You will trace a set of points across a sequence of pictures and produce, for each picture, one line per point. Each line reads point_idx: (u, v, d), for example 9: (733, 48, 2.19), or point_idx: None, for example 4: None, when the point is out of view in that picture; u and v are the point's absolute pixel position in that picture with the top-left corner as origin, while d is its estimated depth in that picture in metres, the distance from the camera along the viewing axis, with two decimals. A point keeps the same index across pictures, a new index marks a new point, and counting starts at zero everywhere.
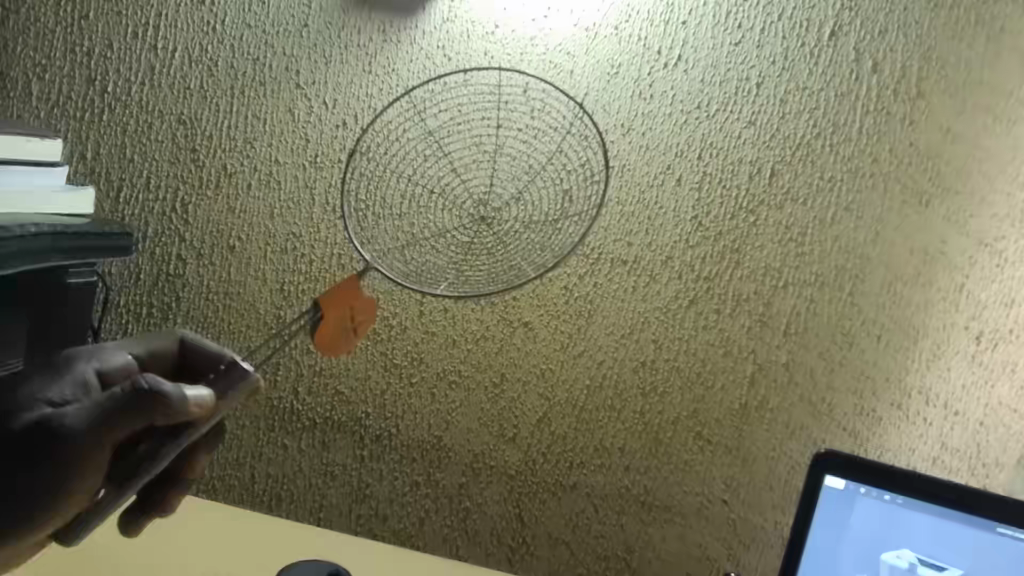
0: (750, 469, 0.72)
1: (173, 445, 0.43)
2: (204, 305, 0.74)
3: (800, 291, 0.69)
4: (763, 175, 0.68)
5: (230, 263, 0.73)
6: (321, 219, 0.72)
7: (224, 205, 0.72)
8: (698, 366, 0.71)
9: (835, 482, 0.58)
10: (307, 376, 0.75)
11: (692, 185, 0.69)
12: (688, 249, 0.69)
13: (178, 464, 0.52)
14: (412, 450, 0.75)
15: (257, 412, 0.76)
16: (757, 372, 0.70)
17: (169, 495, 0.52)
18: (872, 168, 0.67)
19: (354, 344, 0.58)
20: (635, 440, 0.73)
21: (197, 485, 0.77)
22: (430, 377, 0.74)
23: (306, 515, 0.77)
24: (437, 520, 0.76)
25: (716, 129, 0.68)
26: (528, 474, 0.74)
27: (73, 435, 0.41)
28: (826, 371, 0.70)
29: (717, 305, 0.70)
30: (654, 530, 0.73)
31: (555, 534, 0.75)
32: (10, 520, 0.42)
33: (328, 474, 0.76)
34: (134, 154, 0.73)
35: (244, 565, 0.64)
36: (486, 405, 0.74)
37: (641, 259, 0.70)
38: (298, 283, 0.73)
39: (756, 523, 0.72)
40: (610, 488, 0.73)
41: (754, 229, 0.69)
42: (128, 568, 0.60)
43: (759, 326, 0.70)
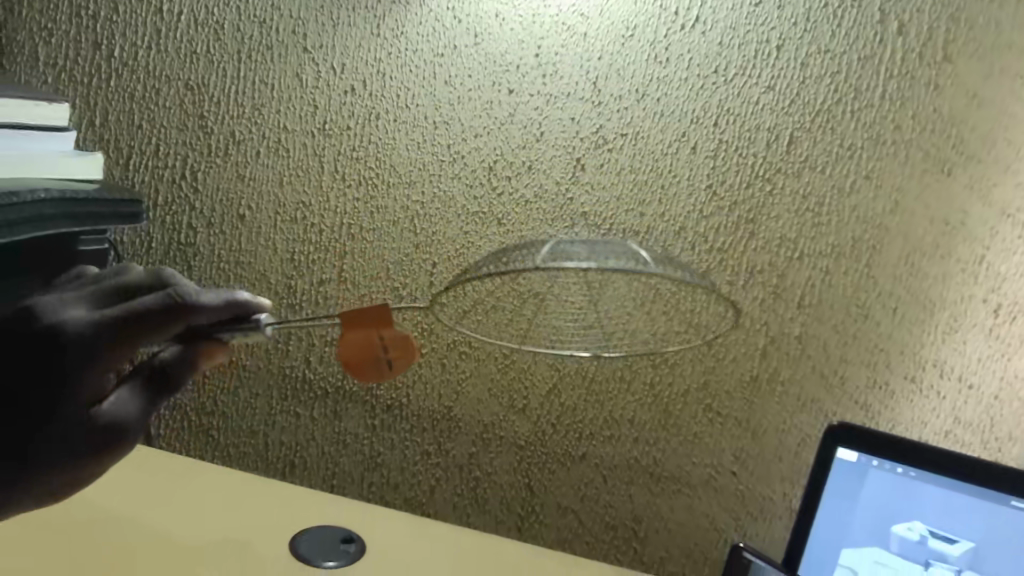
0: (759, 441, 0.72)
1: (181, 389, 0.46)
2: (216, 274, 0.74)
3: (815, 262, 0.68)
4: (781, 142, 0.66)
5: (241, 232, 0.73)
6: (330, 187, 0.71)
7: (233, 173, 0.72)
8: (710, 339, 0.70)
9: (846, 453, 0.59)
10: (319, 346, 0.75)
11: (707, 153, 0.67)
12: (702, 218, 0.68)
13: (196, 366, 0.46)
14: (422, 420, 0.76)
15: (270, 380, 0.76)
16: (770, 345, 0.70)
17: (194, 372, 0.46)
18: (893, 136, 0.66)
19: (379, 373, 0.54)
20: (645, 411, 0.73)
21: (213, 451, 0.79)
22: (441, 347, 0.74)
23: (319, 482, 0.78)
24: (447, 488, 0.77)
25: (734, 94, 0.66)
26: (538, 445, 0.75)
27: (96, 443, 0.41)
28: (839, 344, 0.69)
29: (731, 278, 0.69)
30: (662, 501, 0.74)
31: (564, 503, 0.75)
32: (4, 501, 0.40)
33: (341, 442, 0.77)
34: (142, 120, 0.72)
35: (258, 529, 0.65)
36: (496, 375, 0.74)
37: (653, 229, 0.69)
38: (308, 253, 0.72)
39: (764, 494, 0.72)
40: (619, 458, 0.74)
41: (770, 199, 0.67)
42: (137, 531, 0.62)
43: (773, 299, 0.69)
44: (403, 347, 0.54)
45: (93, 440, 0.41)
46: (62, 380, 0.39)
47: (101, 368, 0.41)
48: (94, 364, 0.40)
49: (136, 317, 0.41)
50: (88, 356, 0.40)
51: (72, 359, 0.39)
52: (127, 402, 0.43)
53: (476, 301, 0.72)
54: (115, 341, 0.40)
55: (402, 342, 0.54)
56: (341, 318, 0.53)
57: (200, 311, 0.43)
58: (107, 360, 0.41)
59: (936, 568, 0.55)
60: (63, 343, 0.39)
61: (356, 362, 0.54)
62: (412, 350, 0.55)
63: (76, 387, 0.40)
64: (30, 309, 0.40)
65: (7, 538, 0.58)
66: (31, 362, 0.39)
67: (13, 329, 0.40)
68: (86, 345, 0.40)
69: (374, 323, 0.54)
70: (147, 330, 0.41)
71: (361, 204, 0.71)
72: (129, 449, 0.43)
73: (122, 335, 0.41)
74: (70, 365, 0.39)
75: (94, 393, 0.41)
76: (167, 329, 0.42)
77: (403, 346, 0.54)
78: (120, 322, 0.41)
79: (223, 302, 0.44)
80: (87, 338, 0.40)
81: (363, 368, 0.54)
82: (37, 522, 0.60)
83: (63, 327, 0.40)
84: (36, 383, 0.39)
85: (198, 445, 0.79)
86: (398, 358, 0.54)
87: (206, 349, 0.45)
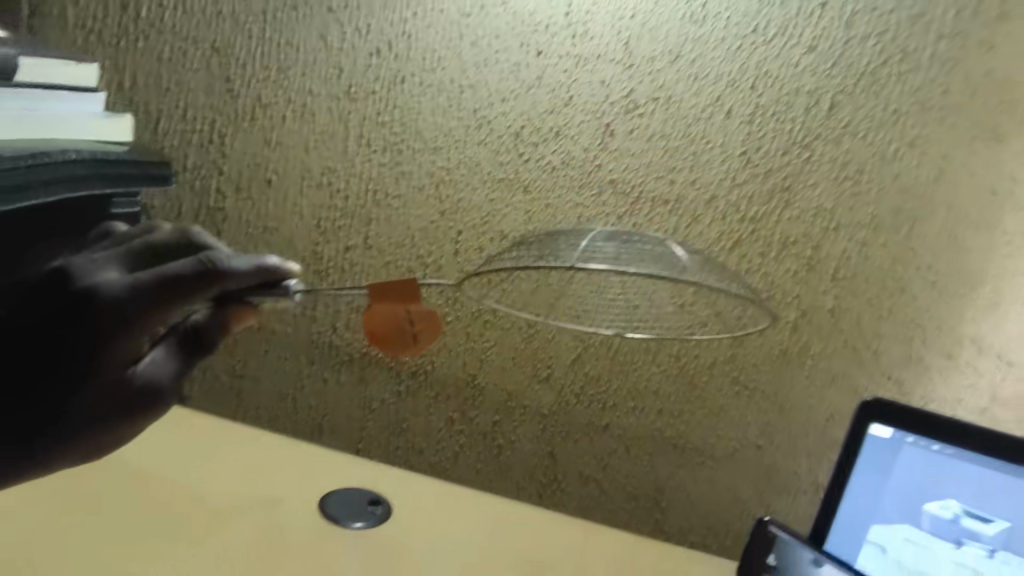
0: (786, 416, 0.71)
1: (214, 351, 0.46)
2: (244, 239, 0.74)
3: (852, 234, 0.66)
4: (821, 107, 0.64)
5: (268, 197, 0.73)
6: (355, 153, 0.71)
7: (260, 137, 0.72)
8: (739, 313, 0.68)
9: (879, 429, 0.59)
10: (345, 313, 0.76)
11: (743, 118, 0.65)
12: (735, 186, 0.66)
13: (227, 328, 0.46)
14: (447, 387, 0.76)
15: (298, 345, 0.78)
16: (801, 318, 0.68)
17: (225, 334, 0.46)
18: (941, 100, 0.62)
19: (403, 344, 0.56)
20: (670, 383, 0.72)
21: (242, 414, 0.80)
22: (466, 316, 0.74)
23: (346, 446, 0.79)
24: (470, 455, 0.78)
25: (773, 55, 0.64)
26: (561, 414, 0.75)
27: (130, 406, 0.43)
28: (874, 318, 0.67)
29: (763, 249, 0.67)
30: (685, 473, 0.74)
31: (586, 472, 0.76)
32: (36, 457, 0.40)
33: (367, 407, 0.78)
34: (170, 83, 0.72)
35: (288, 489, 0.67)
36: (520, 344, 0.74)
37: (684, 197, 0.67)
38: (334, 219, 0.72)
39: (788, 469, 0.72)
40: (641, 430, 0.74)
41: (807, 166, 0.65)
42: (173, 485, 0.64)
43: (806, 271, 0.67)
44: (429, 320, 0.56)
45: (127, 404, 0.42)
46: (98, 349, 0.40)
47: (136, 333, 0.40)
48: (129, 329, 0.39)
49: (169, 282, 0.40)
50: (122, 321, 0.39)
51: (107, 327, 0.39)
52: (161, 366, 0.44)
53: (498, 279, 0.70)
54: (149, 308, 0.40)
55: (430, 316, 0.56)
56: (369, 288, 0.52)
57: (231, 277, 0.42)
58: (141, 327, 0.40)
59: (969, 547, 0.54)
60: (98, 310, 0.39)
61: (381, 333, 0.55)
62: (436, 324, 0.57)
63: (109, 353, 0.40)
64: (62, 273, 0.39)
65: (53, 487, 0.60)
66: (67, 329, 0.39)
67: (47, 294, 0.39)
68: (120, 310, 0.39)
69: (404, 300, 0.53)
70: (181, 296, 0.40)
71: (387, 170, 0.71)
72: (164, 411, 0.45)
73: (157, 300, 0.40)
74: (105, 333, 0.39)
75: (129, 358, 0.42)
76: (199, 295, 0.41)
77: (430, 320, 0.56)
78: (154, 287, 0.39)
79: (252, 267, 0.43)
80: (122, 305, 0.39)
81: (389, 340, 0.56)
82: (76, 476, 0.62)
83: (97, 292, 0.39)
84: (72, 351, 0.39)
85: (228, 407, 0.80)
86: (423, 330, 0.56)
87: (235, 313, 0.45)
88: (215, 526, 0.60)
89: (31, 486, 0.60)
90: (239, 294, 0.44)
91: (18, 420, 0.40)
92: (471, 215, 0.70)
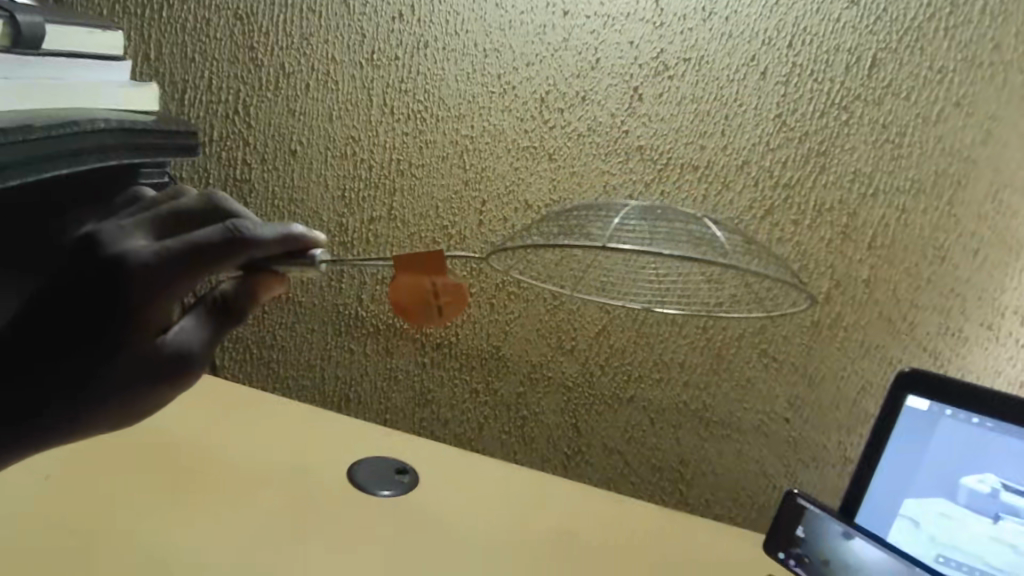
0: (816, 389, 0.69)
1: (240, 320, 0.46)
2: (270, 210, 0.75)
3: (891, 200, 0.63)
4: (862, 65, 0.61)
5: (293, 168, 0.73)
6: (379, 121, 0.70)
7: (284, 107, 0.72)
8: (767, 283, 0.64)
9: (918, 402, 0.58)
10: (370, 284, 0.76)
11: (779, 78, 0.62)
12: (768, 151, 0.64)
13: (255, 296, 0.46)
14: (472, 358, 0.76)
15: (324, 316, 0.78)
16: (834, 288, 0.66)
17: (252, 302, 0.46)
18: (990, 57, 0.59)
19: (428, 315, 0.55)
20: (697, 354, 0.71)
21: (271, 384, 0.81)
22: (490, 287, 0.74)
23: (372, 416, 0.80)
24: (495, 426, 0.78)
25: (813, 10, 0.61)
26: (586, 386, 0.75)
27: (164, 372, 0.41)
28: (911, 288, 0.65)
29: (796, 217, 0.65)
30: (710, 445, 0.73)
31: (610, 444, 0.76)
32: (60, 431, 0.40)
33: (392, 377, 0.79)
34: (195, 53, 0.72)
35: (317, 458, 0.68)
36: (545, 316, 0.73)
37: (715, 163, 0.65)
38: (358, 190, 0.72)
39: (817, 442, 0.70)
40: (667, 402, 0.73)
41: (846, 129, 0.62)
42: (206, 453, 0.64)
43: (841, 239, 0.65)
44: (456, 294, 0.55)
45: (160, 371, 0.41)
46: (132, 312, 0.39)
47: (168, 299, 0.40)
48: (161, 295, 0.39)
49: (199, 249, 0.40)
50: (154, 287, 0.39)
51: (140, 291, 0.38)
52: (191, 334, 0.43)
53: (525, 250, 0.67)
54: (179, 274, 0.39)
55: (454, 286, 0.54)
56: (395, 259, 0.53)
57: (259, 246, 0.43)
58: (173, 292, 0.39)
59: (1007, 522, 0.53)
60: (130, 274, 0.38)
61: (406, 306, 0.55)
62: (464, 298, 0.56)
63: (142, 319, 0.39)
64: (92, 239, 0.39)
65: (88, 455, 0.61)
66: (100, 292, 0.38)
67: (81, 259, 0.39)
68: (152, 276, 0.39)
69: (432, 271, 0.53)
70: (212, 262, 0.41)
71: (410, 139, 0.70)
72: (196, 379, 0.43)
73: (188, 266, 0.40)
74: (139, 296, 0.38)
75: (161, 324, 0.41)
76: (227, 264, 0.41)
77: (455, 291, 0.55)
78: (183, 254, 0.40)
79: (279, 236, 0.44)
80: (153, 271, 0.39)
81: (413, 312, 0.55)
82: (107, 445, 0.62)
83: (127, 258, 0.39)
84: (105, 313, 0.38)
85: (258, 378, 0.82)
86: (449, 303, 0.55)
87: (263, 281, 0.46)
88: (249, 490, 0.61)
89: (69, 450, 0.61)
90: (266, 264, 0.45)
91: (44, 386, 0.38)
92: (496, 184, 0.69)
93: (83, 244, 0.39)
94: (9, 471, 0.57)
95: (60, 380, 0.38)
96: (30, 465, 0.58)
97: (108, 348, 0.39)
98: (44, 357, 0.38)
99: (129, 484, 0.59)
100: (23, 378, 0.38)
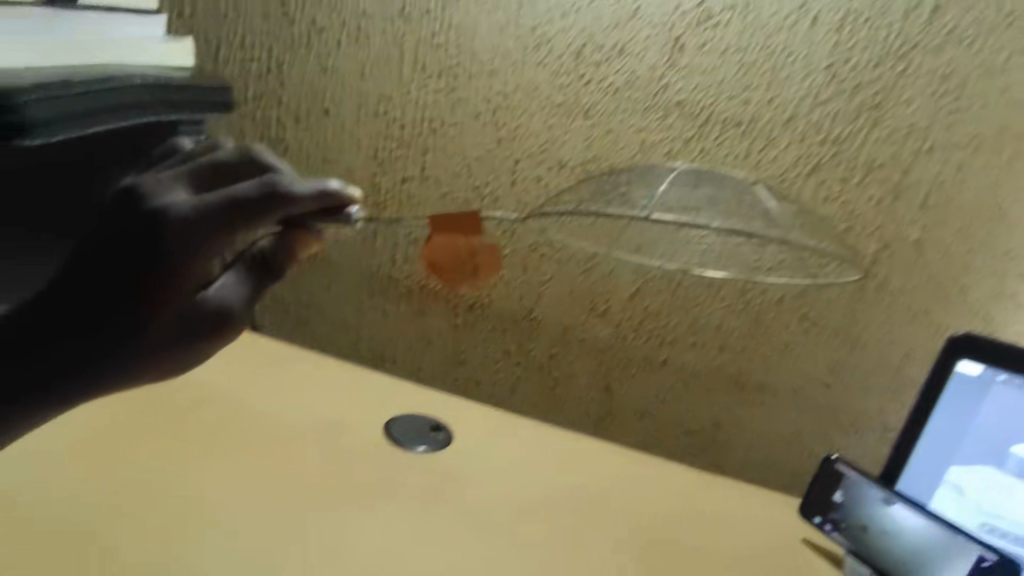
0: (857, 354, 0.67)
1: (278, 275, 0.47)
2: (304, 170, 0.75)
3: (947, 156, 0.60)
4: (923, 10, 0.58)
5: (326, 127, 0.73)
6: (411, 78, 0.69)
7: (317, 64, 0.71)
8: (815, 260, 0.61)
9: (969, 367, 0.57)
10: (404, 245, 0.77)
11: (830, 26, 0.59)
12: (817, 104, 0.61)
13: (292, 252, 0.47)
14: (504, 321, 0.76)
15: (359, 277, 0.79)
16: (882, 251, 0.64)
17: (290, 258, 0.47)
18: None
19: (464, 276, 0.56)
20: (734, 318, 0.70)
21: (308, 343, 0.83)
22: (522, 250, 0.73)
23: (406, 375, 0.82)
24: (527, 387, 0.78)
25: None
26: (618, 349, 0.74)
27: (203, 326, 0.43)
28: (963, 250, 0.62)
29: (844, 174, 0.62)
30: (745, 410, 0.72)
31: (642, 407, 0.75)
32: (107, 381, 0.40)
33: (425, 338, 0.80)
34: (227, 9, 0.71)
35: (354, 415, 0.69)
36: (578, 278, 0.73)
37: (758, 118, 0.62)
38: (391, 150, 0.72)
39: (855, 408, 0.69)
40: (702, 366, 0.72)
41: (902, 79, 0.59)
42: (246, 410, 0.66)
43: (891, 198, 0.62)
44: (491, 255, 0.57)
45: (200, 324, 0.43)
46: (169, 270, 0.39)
47: (207, 256, 0.40)
48: (200, 252, 0.39)
49: (236, 204, 0.39)
50: (192, 243, 0.39)
51: (179, 247, 0.38)
52: (231, 290, 0.45)
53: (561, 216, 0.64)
54: (216, 230, 0.39)
55: (489, 247, 0.56)
56: (431, 221, 0.53)
57: (295, 203, 0.41)
58: (209, 249, 0.39)
59: None
60: (168, 229, 0.38)
61: (441, 266, 0.55)
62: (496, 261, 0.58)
63: (183, 275, 0.39)
64: (132, 191, 0.39)
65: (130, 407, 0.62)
66: (138, 251, 0.38)
67: (121, 213, 0.39)
68: (190, 232, 0.39)
69: (470, 232, 0.53)
70: (248, 218, 0.40)
71: (442, 96, 0.69)
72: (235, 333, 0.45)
73: (225, 223, 0.39)
74: (176, 252, 0.38)
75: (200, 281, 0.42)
76: (263, 221, 0.41)
77: (489, 252, 0.56)
78: (220, 210, 0.39)
79: (315, 193, 0.42)
80: (192, 226, 0.39)
81: (448, 273, 0.56)
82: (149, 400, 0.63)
83: (166, 212, 0.39)
84: (144, 273, 0.38)
85: (296, 336, 0.83)
86: (484, 264, 0.57)
87: (300, 236, 0.46)
88: (289, 444, 0.62)
89: (114, 400, 0.62)
90: (303, 220, 0.44)
91: (91, 340, 0.39)
92: (528, 142, 0.68)
93: (123, 197, 0.39)
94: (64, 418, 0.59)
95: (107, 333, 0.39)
96: (80, 417, 0.59)
97: (146, 308, 0.39)
98: (89, 312, 0.38)
99: (173, 433, 0.60)
100: (72, 331, 0.39)
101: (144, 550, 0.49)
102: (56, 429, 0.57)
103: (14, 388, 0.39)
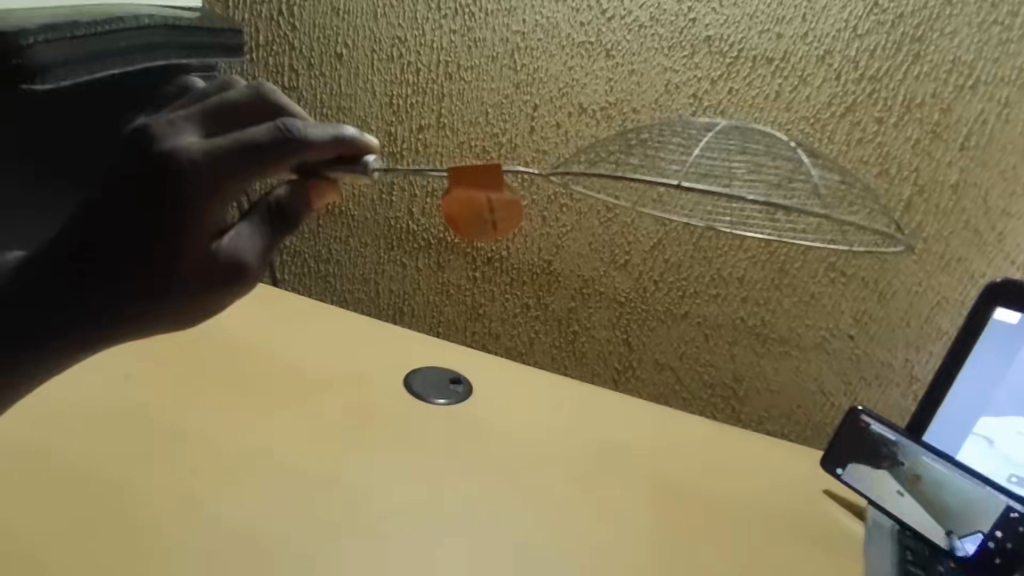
0: (886, 305, 0.66)
1: (293, 224, 0.46)
2: (318, 119, 0.73)
3: (992, 92, 0.57)
4: None
5: (340, 73, 0.71)
6: (425, 18, 0.67)
7: (328, 6, 0.69)
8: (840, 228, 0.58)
9: (1006, 317, 0.56)
10: (421, 198, 0.75)
11: None
12: (855, 38, 0.58)
13: (307, 199, 0.45)
14: (523, 274, 0.76)
15: (377, 231, 0.78)
16: (917, 195, 0.61)
17: (306, 204, 0.45)
18: None
19: (485, 235, 0.53)
20: (758, 270, 0.68)
21: (328, 297, 0.83)
22: (542, 200, 0.72)
23: (426, 329, 0.82)
24: (546, 340, 0.78)
25: None
26: (638, 302, 0.73)
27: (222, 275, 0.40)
28: (1005, 194, 0.59)
29: (880, 114, 0.59)
30: (767, 362, 0.71)
31: (663, 359, 0.75)
32: (127, 332, 0.40)
33: (444, 291, 0.79)
34: None
35: (374, 367, 0.70)
36: (598, 230, 0.71)
37: (791, 54, 0.59)
38: (406, 97, 0.70)
39: (882, 359, 0.67)
40: (723, 318, 0.71)
41: (948, 8, 0.56)
42: (267, 361, 0.66)
43: (930, 139, 0.59)
44: (509, 211, 0.52)
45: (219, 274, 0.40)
46: (182, 213, 0.37)
47: (222, 200, 0.38)
48: (215, 195, 0.38)
49: (250, 147, 0.38)
50: (206, 187, 0.37)
51: (193, 191, 0.37)
52: (246, 242, 0.42)
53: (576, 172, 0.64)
54: (227, 173, 0.38)
55: (508, 203, 0.51)
56: (450, 171, 0.50)
57: (310, 147, 0.41)
58: (221, 193, 0.38)
59: None
60: (178, 170, 0.37)
61: (462, 226, 0.53)
62: (517, 215, 0.53)
63: (200, 220, 0.38)
64: (143, 131, 0.38)
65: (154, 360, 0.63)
66: (152, 195, 0.37)
67: (133, 156, 0.37)
68: (203, 174, 0.37)
69: (485, 188, 0.51)
70: (263, 161, 0.39)
71: (459, 38, 0.66)
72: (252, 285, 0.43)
73: (239, 165, 0.38)
74: (189, 197, 0.37)
75: (214, 229, 0.40)
76: (277, 165, 0.40)
77: (508, 208, 0.52)
78: (235, 152, 0.38)
79: (331, 138, 0.42)
80: (206, 168, 0.37)
81: (469, 232, 0.53)
82: (172, 352, 0.64)
83: (179, 154, 0.37)
84: (155, 216, 0.37)
85: (315, 290, 0.83)
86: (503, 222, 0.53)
87: (315, 184, 0.45)
88: (311, 395, 0.63)
89: (140, 352, 0.63)
90: (318, 167, 0.44)
91: (112, 289, 0.38)
92: (547, 84, 0.65)
93: (134, 137, 0.38)
94: (93, 367, 0.60)
95: (128, 283, 0.38)
96: (107, 367, 0.61)
97: (157, 252, 0.38)
98: (107, 260, 0.38)
99: (196, 384, 0.61)
100: (92, 280, 0.38)
101: (170, 499, 0.49)
102: (83, 379, 0.58)
103: (29, 333, 0.39)
